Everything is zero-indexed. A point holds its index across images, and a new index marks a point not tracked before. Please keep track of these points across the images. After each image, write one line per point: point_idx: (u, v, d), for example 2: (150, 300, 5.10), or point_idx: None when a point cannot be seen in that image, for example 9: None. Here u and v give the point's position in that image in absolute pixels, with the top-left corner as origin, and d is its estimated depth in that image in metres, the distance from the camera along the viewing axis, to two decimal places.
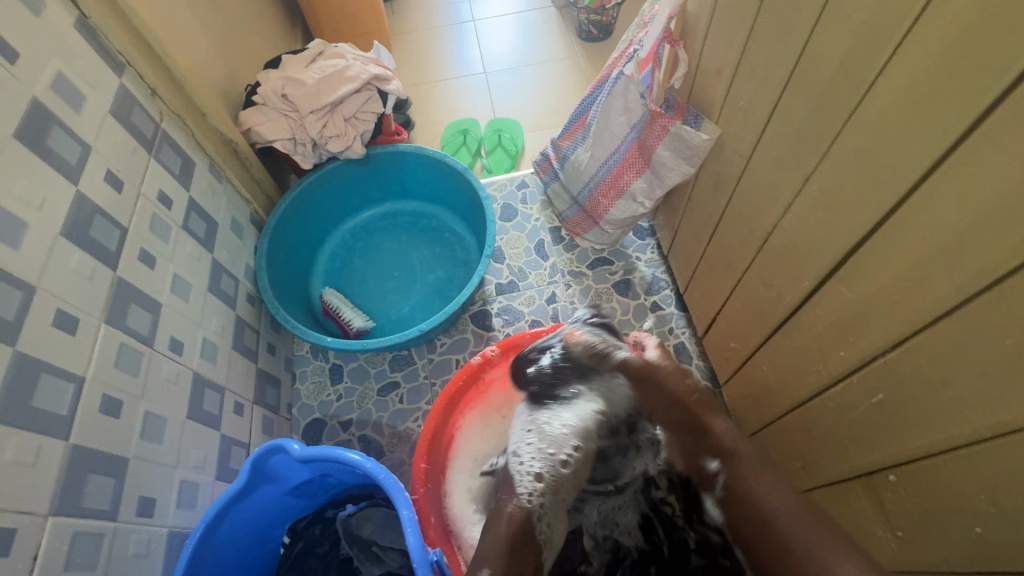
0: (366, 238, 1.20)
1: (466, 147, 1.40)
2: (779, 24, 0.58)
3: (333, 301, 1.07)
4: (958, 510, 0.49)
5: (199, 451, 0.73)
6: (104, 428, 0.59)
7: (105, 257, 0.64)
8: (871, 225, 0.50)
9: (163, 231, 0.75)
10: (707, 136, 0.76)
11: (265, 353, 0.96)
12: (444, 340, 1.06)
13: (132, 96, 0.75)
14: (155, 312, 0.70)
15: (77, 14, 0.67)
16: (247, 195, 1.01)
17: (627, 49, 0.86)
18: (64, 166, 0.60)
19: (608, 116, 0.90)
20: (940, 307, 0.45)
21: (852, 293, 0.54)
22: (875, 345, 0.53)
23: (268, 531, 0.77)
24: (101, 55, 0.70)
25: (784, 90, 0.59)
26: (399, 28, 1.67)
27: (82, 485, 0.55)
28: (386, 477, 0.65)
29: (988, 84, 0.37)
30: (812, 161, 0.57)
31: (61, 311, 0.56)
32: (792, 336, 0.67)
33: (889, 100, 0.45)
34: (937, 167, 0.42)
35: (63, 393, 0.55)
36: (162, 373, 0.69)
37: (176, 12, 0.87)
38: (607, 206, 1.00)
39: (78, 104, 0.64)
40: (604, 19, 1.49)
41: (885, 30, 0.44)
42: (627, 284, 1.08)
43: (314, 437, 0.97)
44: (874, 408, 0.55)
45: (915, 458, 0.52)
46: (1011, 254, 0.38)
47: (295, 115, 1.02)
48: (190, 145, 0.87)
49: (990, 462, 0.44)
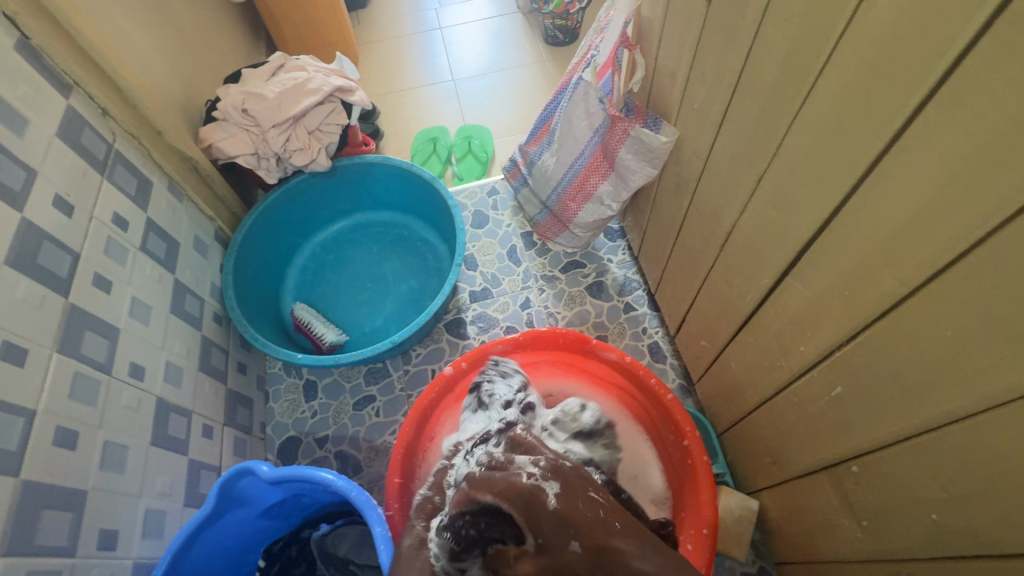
0: (337, 250, 1.18)
1: (436, 156, 1.40)
2: (725, 29, 0.59)
3: (304, 316, 1.05)
4: (915, 499, 0.50)
5: (165, 478, 0.71)
6: (58, 462, 0.57)
7: (55, 285, 0.62)
8: (820, 223, 0.51)
9: (118, 254, 0.73)
10: (665, 138, 0.77)
11: (235, 373, 0.94)
12: (419, 350, 1.05)
13: (81, 116, 0.73)
14: (113, 338, 0.68)
15: (17, 36, 0.65)
16: (211, 213, 1.00)
17: (586, 54, 0.88)
18: (7, 192, 0.59)
19: (570, 120, 0.91)
20: (885, 302, 0.46)
21: (806, 290, 0.56)
22: (830, 339, 0.54)
23: (241, 556, 0.75)
24: (45, 76, 0.68)
25: (733, 93, 0.60)
26: (365, 37, 1.66)
27: (36, 521, 0.53)
28: (358, 494, 0.64)
29: (913, 84, 0.38)
30: (763, 161, 0.58)
31: (8, 343, 0.54)
32: (755, 333, 0.68)
33: (829, 100, 0.46)
34: (876, 164, 0.43)
35: (13, 428, 0.53)
36: (122, 401, 0.67)
37: (126, 29, 0.85)
38: (575, 210, 1.00)
39: (21, 128, 0.63)
40: (570, 23, 1.51)
41: (820, 32, 0.45)
42: (600, 285, 1.09)
43: (289, 456, 0.96)
44: (833, 402, 0.56)
45: (874, 450, 0.53)
46: (946, 249, 0.40)
47: (256, 130, 1.00)
48: (147, 164, 0.85)
49: (942, 451, 0.45)
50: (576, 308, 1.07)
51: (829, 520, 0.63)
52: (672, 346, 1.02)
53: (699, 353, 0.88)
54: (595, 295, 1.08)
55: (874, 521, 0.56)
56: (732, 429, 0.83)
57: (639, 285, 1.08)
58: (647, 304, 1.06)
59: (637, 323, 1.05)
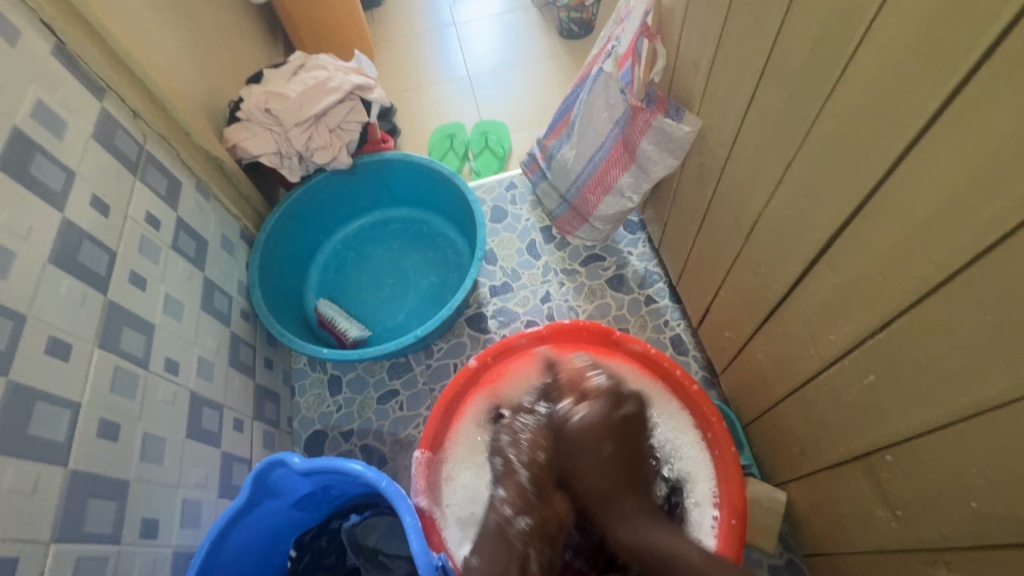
0: (358, 247, 1.20)
1: (453, 152, 1.41)
2: (751, 15, 0.58)
3: (328, 311, 1.07)
4: (954, 489, 0.49)
5: (200, 470, 0.73)
6: (103, 452, 0.59)
7: (95, 282, 0.64)
8: (852, 209, 0.51)
9: (152, 252, 0.75)
10: (688, 128, 0.77)
11: (263, 368, 0.96)
12: (441, 345, 1.06)
13: (114, 119, 0.75)
14: (149, 334, 0.70)
15: (54, 41, 0.67)
16: (236, 212, 1.01)
17: (606, 46, 0.87)
18: (48, 193, 0.61)
19: (591, 113, 0.91)
20: (922, 288, 0.45)
21: (838, 277, 0.55)
22: (863, 327, 0.53)
23: (274, 547, 0.77)
24: (79, 80, 0.70)
25: (759, 80, 0.60)
26: (381, 35, 1.67)
27: (83, 509, 0.55)
28: (388, 485, 0.66)
29: (955, 62, 0.37)
30: (791, 149, 0.57)
31: (54, 338, 0.57)
32: (783, 322, 0.67)
33: (862, 82, 0.46)
34: (912, 146, 0.43)
35: (60, 419, 0.55)
36: (159, 394, 0.69)
37: (152, 31, 0.87)
38: (595, 203, 0.99)
39: (59, 130, 0.65)
40: (585, 16, 1.50)
41: (855, 10, 0.44)
42: (620, 278, 1.09)
43: (316, 449, 0.97)
44: (865, 390, 0.56)
45: (908, 438, 0.52)
46: (986, 231, 0.39)
47: (279, 129, 1.02)
48: (176, 165, 0.87)
49: (981, 440, 0.44)
50: (597, 301, 1.07)
51: (862, 511, 0.63)
52: (694, 338, 1.02)
53: (723, 345, 0.88)
54: (616, 288, 1.08)
55: (910, 510, 0.55)
56: (759, 421, 0.82)
57: (660, 278, 1.08)
58: (668, 296, 1.06)
59: (659, 316, 1.04)
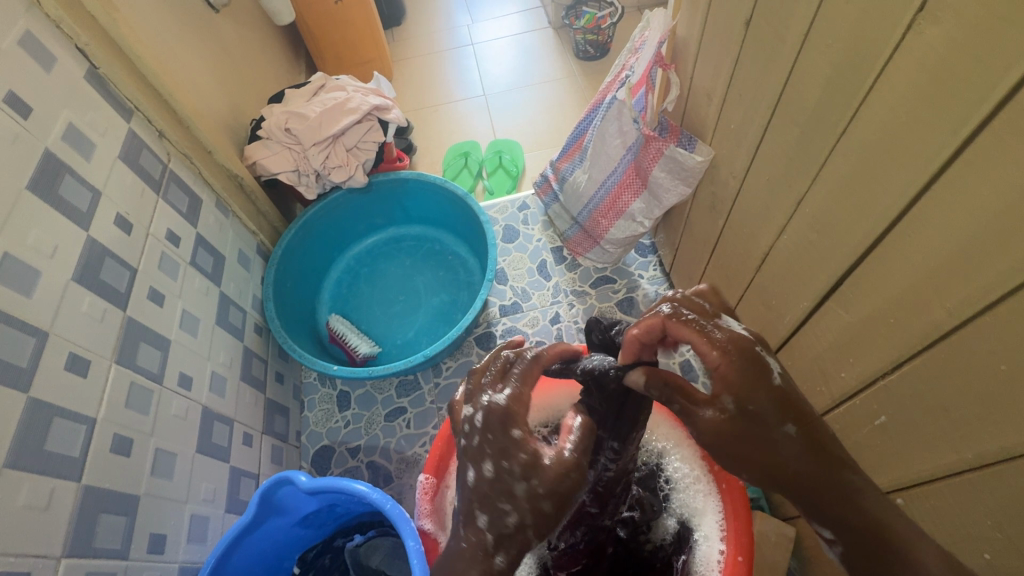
0: (371, 263, 1.21)
1: (467, 170, 1.42)
2: (764, 52, 0.59)
3: (339, 327, 1.08)
4: (968, 538, 0.47)
5: (209, 484, 0.74)
6: (115, 466, 0.60)
7: (116, 299, 0.66)
8: (864, 248, 0.50)
9: (171, 269, 0.77)
10: (701, 157, 0.77)
11: (274, 382, 0.97)
12: (449, 363, 1.06)
13: (141, 139, 0.77)
14: (164, 349, 0.72)
15: (87, 66, 0.70)
16: (253, 227, 1.03)
17: (620, 74, 0.89)
18: (75, 212, 0.63)
19: (604, 138, 0.92)
20: (934, 333, 0.45)
21: (848, 316, 0.55)
22: (874, 367, 0.53)
23: (277, 563, 0.78)
24: (110, 102, 0.73)
25: (771, 116, 0.60)
26: (399, 54, 1.71)
27: (94, 524, 0.56)
28: (392, 507, 0.66)
29: (965, 115, 0.38)
30: (803, 185, 0.57)
31: (74, 355, 0.58)
32: (794, 355, 0.66)
33: (874, 125, 0.46)
34: (924, 192, 0.43)
35: (76, 435, 0.56)
36: (171, 410, 0.70)
37: (179, 53, 0.90)
38: (606, 226, 0.99)
39: (88, 152, 0.67)
40: (601, 38, 1.52)
41: (867, 55, 0.45)
42: (630, 302, 1.08)
43: (323, 464, 0.98)
44: (877, 430, 0.55)
45: (920, 483, 0.51)
46: (992, 285, 0.39)
47: (298, 148, 1.05)
48: (197, 182, 0.89)
49: (995, 491, 0.43)
50: None
51: None
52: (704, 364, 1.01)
53: None
54: (626, 311, 1.08)
55: None
56: None
57: None
58: None
59: None
